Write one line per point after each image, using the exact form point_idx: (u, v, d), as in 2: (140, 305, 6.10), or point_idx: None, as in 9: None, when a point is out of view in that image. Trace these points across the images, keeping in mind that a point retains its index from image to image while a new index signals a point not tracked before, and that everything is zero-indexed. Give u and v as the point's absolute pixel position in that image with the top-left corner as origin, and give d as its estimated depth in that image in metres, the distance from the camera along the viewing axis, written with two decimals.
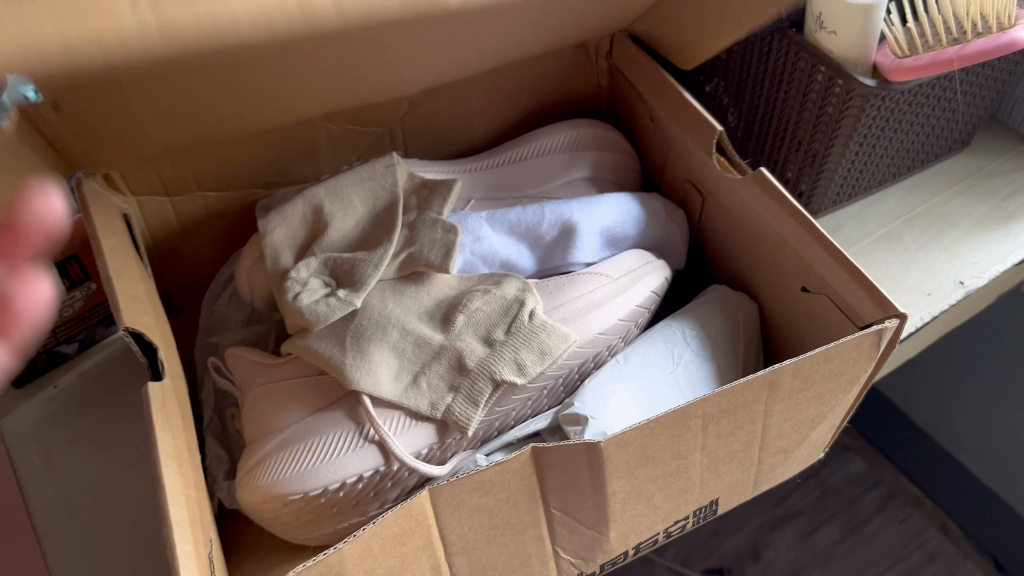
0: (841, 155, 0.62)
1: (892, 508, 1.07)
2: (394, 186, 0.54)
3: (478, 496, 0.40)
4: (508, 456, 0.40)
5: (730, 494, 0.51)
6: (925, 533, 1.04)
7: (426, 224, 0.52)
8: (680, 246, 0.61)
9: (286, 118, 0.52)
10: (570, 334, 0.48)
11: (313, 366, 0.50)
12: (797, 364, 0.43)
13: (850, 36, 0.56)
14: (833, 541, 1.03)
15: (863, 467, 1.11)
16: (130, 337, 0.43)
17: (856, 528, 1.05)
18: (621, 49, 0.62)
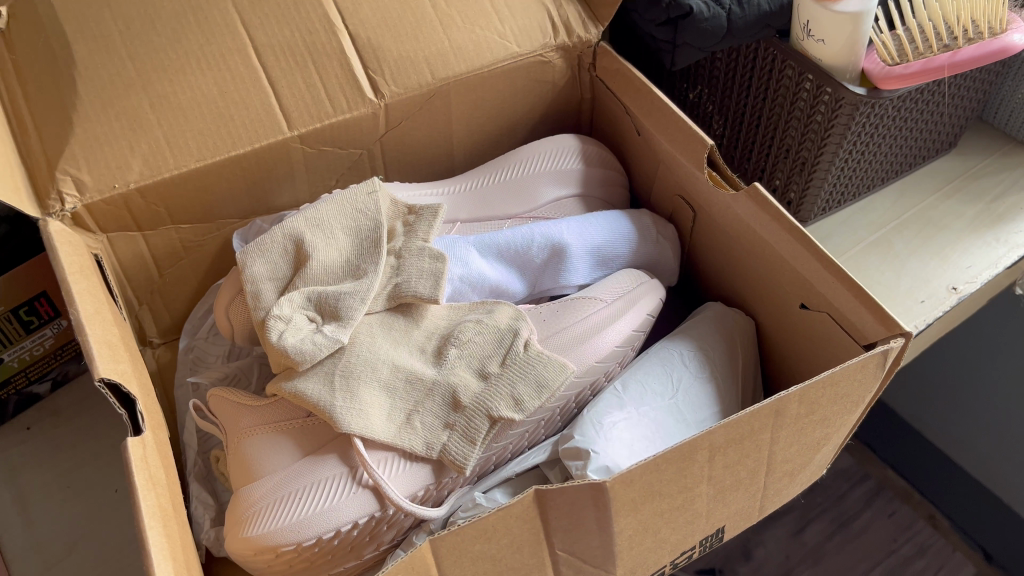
0: (830, 165, 0.61)
1: (880, 502, 1.05)
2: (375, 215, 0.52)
3: (480, 543, 0.38)
4: (511, 501, 0.38)
5: (735, 521, 0.49)
6: (914, 526, 1.02)
7: (413, 253, 0.50)
8: (671, 262, 0.60)
9: (249, 130, 0.51)
10: (567, 365, 0.47)
11: (301, 408, 0.48)
12: (803, 391, 0.42)
13: (837, 45, 0.54)
14: (824, 537, 1.01)
15: (849, 461, 1.09)
16: (106, 388, 0.41)
17: (845, 524, 1.02)
18: (605, 60, 0.60)
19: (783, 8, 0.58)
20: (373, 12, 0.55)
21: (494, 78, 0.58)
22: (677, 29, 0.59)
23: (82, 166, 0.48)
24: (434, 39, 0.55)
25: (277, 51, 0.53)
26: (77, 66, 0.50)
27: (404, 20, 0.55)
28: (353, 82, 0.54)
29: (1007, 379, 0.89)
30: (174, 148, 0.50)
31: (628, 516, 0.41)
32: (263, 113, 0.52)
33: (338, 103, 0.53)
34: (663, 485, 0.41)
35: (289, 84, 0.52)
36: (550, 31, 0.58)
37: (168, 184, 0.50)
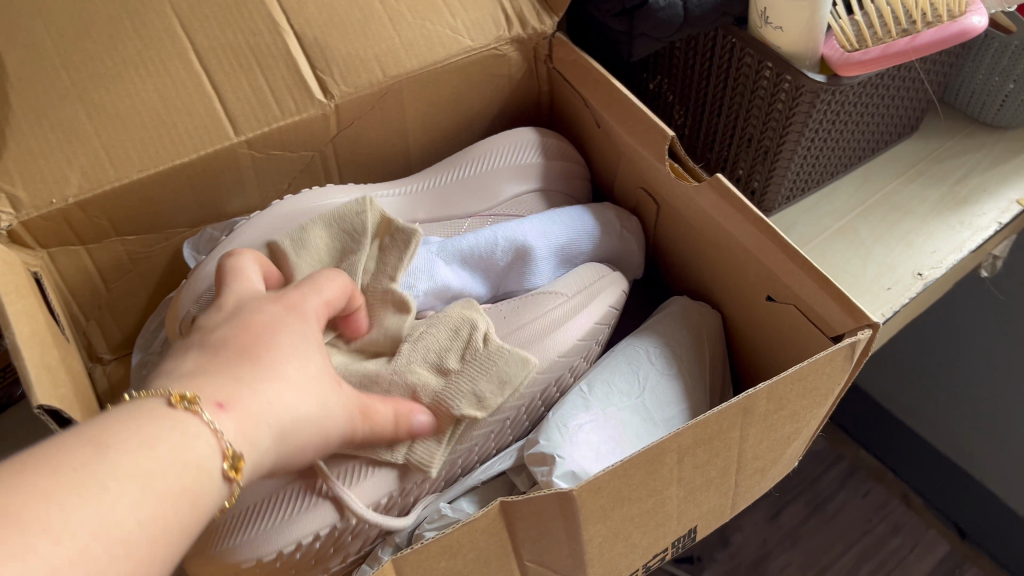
0: (793, 152, 0.60)
1: (854, 482, 1.04)
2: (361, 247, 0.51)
3: (444, 560, 0.37)
4: (475, 515, 0.37)
5: (707, 521, 0.49)
6: (888, 505, 1.02)
7: (377, 293, 0.50)
8: (635, 255, 0.58)
9: (192, 136, 0.49)
10: (528, 358, 0.47)
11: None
12: (770, 389, 0.41)
13: (794, 32, 0.54)
14: (800, 520, 1.00)
15: (822, 445, 1.09)
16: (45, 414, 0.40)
17: (820, 506, 1.02)
18: (561, 51, 0.58)
19: None
20: (319, 11, 0.53)
21: (449, 77, 0.56)
22: (634, 19, 0.57)
23: (15, 178, 0.46)
24: (383, 37, 0.54)
25: (221, 55, 0.51)
26: (8, 77, 0.47)
27: (353, 17, 0.54)
28: (301, 83, 0.52)
29: (973, 358, 0.90)
30: (112, 159, 0.48)
31: (597, 521, 0.40)
32: (207, 118, 0.50)
33: (285, 104, 0.51)
34: (632, 490, 0.40)
35: (234, 87, 0.51)
36: (503, 23, 0.57)
37: (107, 200, 0.48)
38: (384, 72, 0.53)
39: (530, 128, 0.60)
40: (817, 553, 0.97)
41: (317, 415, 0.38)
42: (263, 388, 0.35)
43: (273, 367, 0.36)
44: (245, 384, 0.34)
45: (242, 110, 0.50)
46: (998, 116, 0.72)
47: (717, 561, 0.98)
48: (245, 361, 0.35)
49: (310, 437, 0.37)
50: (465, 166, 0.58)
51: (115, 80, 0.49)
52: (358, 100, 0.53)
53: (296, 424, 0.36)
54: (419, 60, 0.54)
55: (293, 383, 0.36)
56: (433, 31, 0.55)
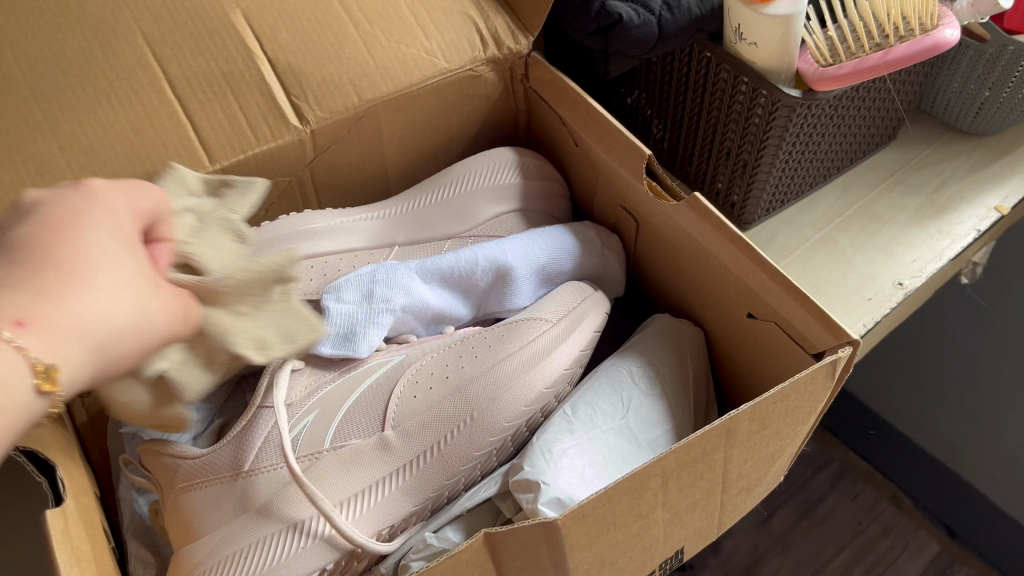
0: (771, 166, 0.60)
1: (843, 485, 1.04)
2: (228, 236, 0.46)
3: None
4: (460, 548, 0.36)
5: (694, 541, 0.48)
6: (877, 507, 1.02)
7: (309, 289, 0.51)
8: (615, 276, 0.58)
9: (166, 166, 0.49)
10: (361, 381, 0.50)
11: (237, 463, 0.47)
12: (753, 409, 0.41)
13: (770, 48, 0.54)
14: (790, 524, 1.00)
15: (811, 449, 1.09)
16: None
17: (811, 509, 1.01)
18: (537, 70, 0.58)
19: (715, 12, 0.56)
20: (293, 37, 0.53)
21: (426, 98, 0.56)
22: (609, 38, 0.57)
23: None
24: (358, 60, 0.53)
25: (194, 84, 0.51)
26: None
27: (327, 42, 0.53)
28: (276, 109, 0.51)
29: (957, 361, 0.90)
30: None
31: (583, 548, 0.40)
32: (181, 147, 0.49)
33: (261, 131, 0.51)
34: (618, 516, 0.40)
35: (208, 116, 0.50)
36: (478, 44, 0.56)
37: None
38: (359, 96, 0.53)
39: (509, 149, 0.59)
40: (808, 557, 0.97)
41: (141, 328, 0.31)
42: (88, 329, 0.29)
43: (80, 271, 0.30)
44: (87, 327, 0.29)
45: (216, 138, 0.50)
46: (974, 123, 0.73)
47: (709, 568, 0.97)
48: (48, 269, 0.29)
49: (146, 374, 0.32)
50: (441, 190, 0.57)
51: (87, 110, 0.48)
52: (333, 125, 0.53)
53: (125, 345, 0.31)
54: (395, 83, 0.54)
55: (108, 274, 0.31)
56: (409, 54, 0.55)
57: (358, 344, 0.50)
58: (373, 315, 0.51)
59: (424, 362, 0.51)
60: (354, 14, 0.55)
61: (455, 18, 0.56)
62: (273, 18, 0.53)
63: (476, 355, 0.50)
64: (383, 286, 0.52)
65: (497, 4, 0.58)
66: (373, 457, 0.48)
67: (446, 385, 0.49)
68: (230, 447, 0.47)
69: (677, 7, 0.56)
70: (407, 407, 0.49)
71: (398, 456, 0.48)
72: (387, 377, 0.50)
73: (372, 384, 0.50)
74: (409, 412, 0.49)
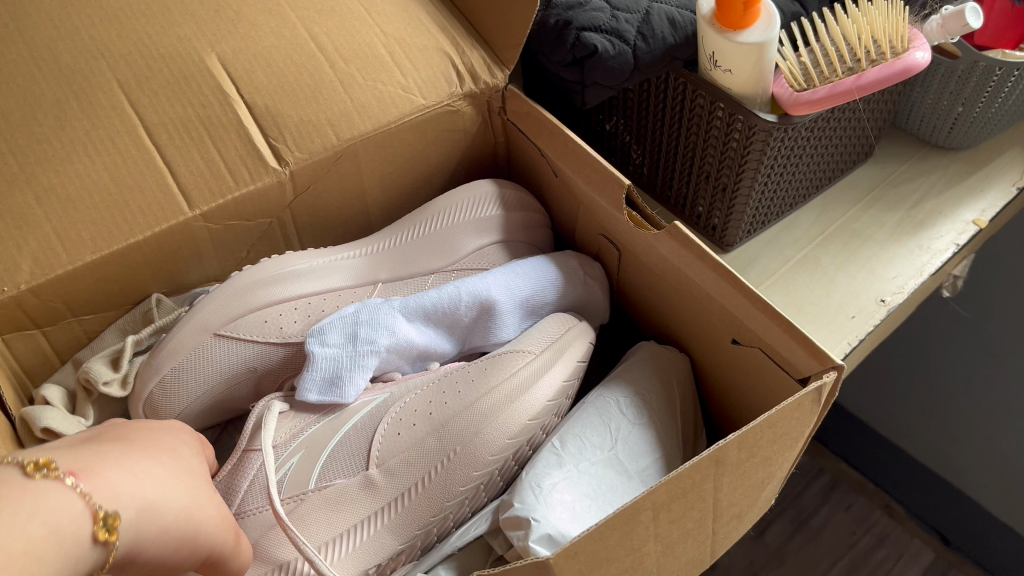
0: (750, 190, 0.61)
1: (837, 496, 1.03)
2: (170, 314, 0.54)
3: None
4: None
5: (689, 568, 0.48)
6: (871, 517, 1.01)
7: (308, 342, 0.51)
8: (600, 304, 0.58)
9: (144, 213, 0.49)
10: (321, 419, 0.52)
11: (227, 504, 0.47)
12: (740, 439, 0.41)
13: (744, 74, 0.54)
14: (784, 538, 0.98)
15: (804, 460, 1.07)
16: None
17: (805, 522, 1.00)
18: (514, 103, 0.58)
19: (690, 39, 0.56)
20: (269, 79, 0.53)
21: (405, 134, 0.56)
22: (585, 69, 0.57)
23: None
24: (335, 100, 0.53)
25: (171, 130, 0.51)
26: None
27: (303, 84, 0.53)
28: (254, 153, 0.51)
29: (944, 373, 0.90)
30: (64, 243, 0.47)
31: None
32: (159, 194, 0.49)
33: (239, 174, 0.51)
34: (610, 552, 0.40)
35: (186, 161, 0.50)
36: (455, 79, 0.57)
37: (56, 283, 0.47)
38: (336, 136, 0.53)
39: (487, 181, 0.59)
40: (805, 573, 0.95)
41: (186, 519, 0.39)
42: (164, 487, 0.39)
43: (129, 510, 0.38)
44: (149, 473, 0.39)
45: (193, 183, 0.50)
46: (949, 137, 0.73)
47: None
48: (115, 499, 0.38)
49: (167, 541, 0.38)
50: (422, 224, 0.57)
51: (62, 163, 0.48)
52: (312, 165, 0.53)
53: (166, 504, 0.38)
54: (373, 122, 0.54)
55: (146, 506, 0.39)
56: (384, 94, 0.55)
57: (345, 388, 0.51)
58: (357, 357, 0.51)
59: (407, 399, 0.51)
60: (328, 54, 0.55)
61: (431, 55, 0.57)
62: (248, 60, 0.53)
63: (460, 391, 0.50)
64: (366, 327, 0.52)
65: (473, 38, 0.58)
66: (359, 496, 0.48)
67: (429, 422, 0.49)
68: (219, 488, 0.48)
69: (652, 36, 0.56)
70: (391, 445, 0.49)
71: (384, 494, 0.48)
72: (371, 415, 0.50)
73: (356, 423, 0.50)
74: (394, 450, 0.49)
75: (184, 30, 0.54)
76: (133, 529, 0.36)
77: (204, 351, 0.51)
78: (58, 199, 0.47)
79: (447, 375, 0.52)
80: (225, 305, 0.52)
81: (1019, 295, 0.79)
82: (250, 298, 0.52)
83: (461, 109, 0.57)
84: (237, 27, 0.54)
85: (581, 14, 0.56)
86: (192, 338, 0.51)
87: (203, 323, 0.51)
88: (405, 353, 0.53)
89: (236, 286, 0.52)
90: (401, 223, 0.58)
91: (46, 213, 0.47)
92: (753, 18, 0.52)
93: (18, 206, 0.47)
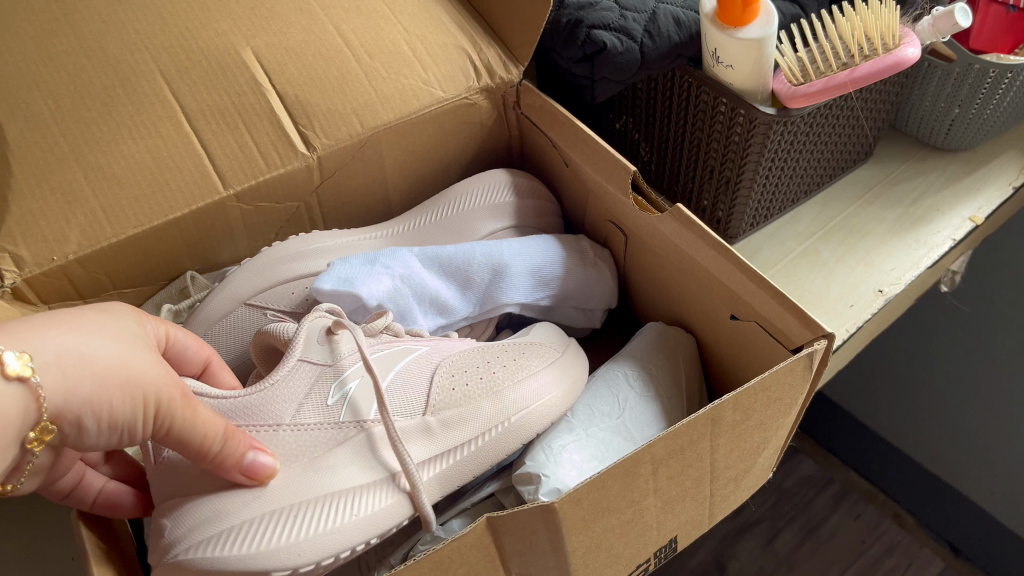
0: (752, 180, 0.64)
1: (846, 505, 1.02)
2: (204, 290, 0.58)
3: None
4: (464, 530, 0.38)
5: (688, 530, 0.51)
6: (881, 526, 1.00)
7: None
8: (608, 284, 0.62)
9: (182, 191, 0.52)
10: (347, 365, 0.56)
11: (279, 415, 0.47)
12: (736, 399, 0.43)
13: (745, 70, 0.57)
14: (794, 546, 0.98)
15: (814, 468, 1.07)
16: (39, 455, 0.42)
17: (813, 530, 1.00)
18: (528, 97, 0.62)
19: (694, 37, 0.60)
20: (299, 71, 0.57)
21: (425, 123, 0.60)
22: (595, 64, 0.61)
23: (15, 241, 0.49)
24: (360, 91, 0.57)
25: (209, 116, 0.54)
26: (11, 147, 0.51)
27: (331, 75, 0.57)
28: (285, 137, 0.55)
29: (946, 373, 0.92)
30: (108, 217, 0.51)
31: (581, 532, 0.42)
32: (197, 174, 0.53)
33: (271, 158, 0.55)
34: (612, 501, 0.42)
35: (222, 144, 0.54)
36: (472, 73, 0.60)
37: (99, 255, 0.51)
38: (361, 122, 0.57)
39: (503, 170, 0.63)
40: None
41: (117, 361, 0.38)
42: (81, 338, 0.38)
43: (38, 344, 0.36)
44: (63, 326, 0.37)
45: (229, 164, 0.54)
46: (947, 139, 0.76)
47: None
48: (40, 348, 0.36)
49: (95, 387, 0.37)
50: (441, 207, 0.61)
51: (107, 143, 0.52)
52: (338, 151, 0.56)
53: (95, 354, 0.37)
54: (396, 112, 0.58)
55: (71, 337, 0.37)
56: (406, 87, 0.58)
57: (358, 286, 0.53)
58: (375, 273, 0.54)
59: (453, 359, 0.53)
60: (355, 49, 0.59)
61: (451, 52, 0.61)
62: (280, 54, 0.57)
63: (506, 364, 0.54)
64: (385, 257, 0.55)
65: (490, 37, 0.62)
66: (417, 439, 0.49)
67: (482, 383, 0.52)
68: (267, 396, 0.47)
69: (658, 34, 0.59)
70: (446, 396, 0.51)
71: (439, 443, 0.50)
72: (419, 364, 0.52)
73: (407, 366, 0.51)
74: (449, 401, 0.51)
75: (221, 26, 0.58)
76: (51, 375, 0.35)
77: (234, 317, 0.55)
78: (102, 177, 0.51)
79: (491, 353, 0.55)
80: (252, 279, 0.55)
81: (1018, 294, 0.81)
82: (277, 272, 0.56)
83: (478, 101, 0.61)
84: (271, 24, 0.58)
85: (592, 14, 0.60)
86: (219, 307, 0.55)
87: (231, 293, 0.55)
88: (428, 301, 0.57)
89: (263, 260, 0.56)
90: (422, 208, 0.62)
91: (92, 190, 0.51)
92: (752, 16, 0.55)
93: (67, 182, 0.51)
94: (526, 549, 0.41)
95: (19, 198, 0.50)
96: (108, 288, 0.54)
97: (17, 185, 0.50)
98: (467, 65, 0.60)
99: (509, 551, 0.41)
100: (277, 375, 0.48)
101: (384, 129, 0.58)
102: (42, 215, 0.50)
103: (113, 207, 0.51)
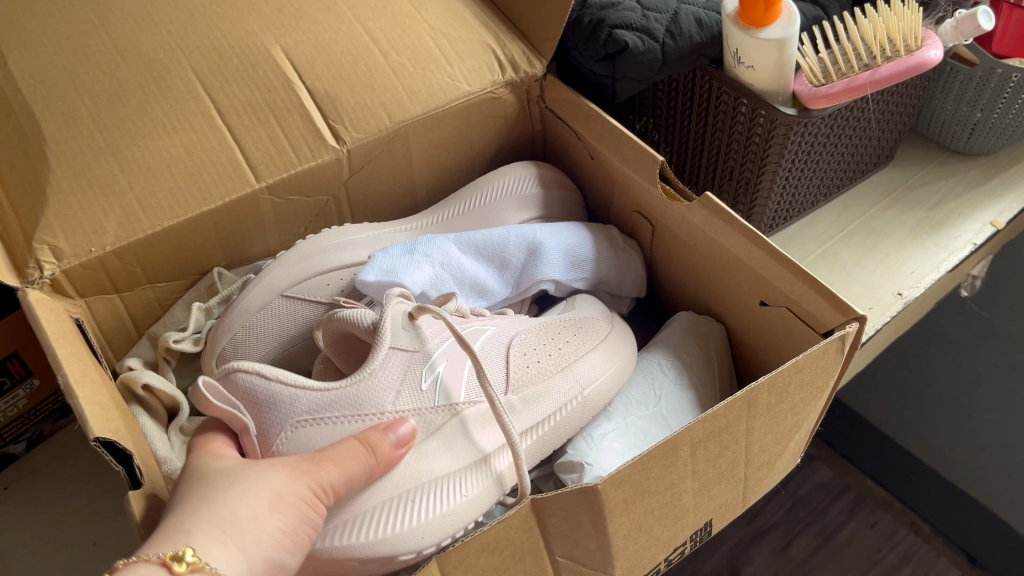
0: (772, 182, 0.64)
1: (862, 513, 1.02)
2: (234, 285, 0.59)
3: (484, 556, 0.39)
4: (510, 512, 0.38)
5: (722, 513, 0.51)
6: (896, 534, 1.00)
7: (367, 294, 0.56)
8: (638, 273, 0.63)
9: (217, 185, 0.53)
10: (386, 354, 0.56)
11: (381, 401, 0.47)
12: (771, 381, 0.43)
13: (766, 71, 0.58)
14: (810, 553, 0.97)
15: (831, 475, 1.07)
16: (102, 446, 0.42)
17: (829, 536, 0.99)
18: (553, 91, 0.62)
19: (716, 38, 0.60)
20: (328, 67, 0.58)
21: (450, 116, 0.60)
22: (616, 63, 0.61)
23: (54, 232, 0.50)
24: (388, 86, 0.58)
25: (240, 111, 0.55)
26: (48, 142, 0.53)
27: (359, 71, 0.58)
28: (315, 130, 0.56)
29: (964, 379, 0.92)
30: (144, 209, 0.52)
31: (623, 515, 0.42)
32: (229, 166, 0.54)
33: (301, 151, 0.55)
34: (653, 482, 0.42)
35: (254, 138, 0.55)
36: (497, 68, 0.61)
37: (134, 248, 0.52)
38: (390, 115, 0.57)
39: (529, 161, 0.64)
40: None
41: (270, 493, 0.38)
42: (220, 511, 0.36)
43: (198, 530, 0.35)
44: (194, 521, 0.36)
45: (260, 155, 0.55)
46: (968, 143, 0.76)
47: None
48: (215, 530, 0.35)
49: (273, 519, 0.37)
50: (471, 198, 0.62)
51: (142, 137, 0.53)
52: (367, 145, 0.57)
53: (243, 505, 0.37)
54: (425, 106, 0.58)
55: (223, 513, 0.36)
56: (434, 82, 0.59)
57: (401, 276, 0.54)
58: (413, 260, 0.55)
59: (520, 338, 0.54)
60: (382, 46, 0.60)
61: (478, 48, 0.61)
62: (309, 52, 0.58)
63: (569, 340, 0.56)
64: (423, 244, 0.56)
65: (515, 34, 0.63)
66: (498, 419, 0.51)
67: (551, 360, 0.54)
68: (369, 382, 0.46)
69: (679, 34, 0.60)
70: (523, 373, 0.52)
71: (526, 419, 0.51)
72: (494, 342, 0.52)
73: (483, 348, 0.51)
74: (526, 379, 0.52)
75: (251, 25, 0.59)
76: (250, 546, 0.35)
77: (271, 310, 0.56)
78: (138, 170, 0.52)
79: (551, 331, 0.56)
80: (289, 270, 0.56)
81: None
82: (312, 262, 0.56)
83: (502, 95, 0.61)
84: (299, 23, 0.59)
85: (614, 13, 0.61)
86: (256, 298, 0.55)
87: (267, 285, 0.56)
88: (471, 286, 0.57)
89: (296, 251, 0.57)
90: (450, 200, 0.63)
91: (128, 182, 0.52)
92: (775, 16, 0.55)
93: (104, 176, 0.52)
94: (567, 531, 0.41)
95: (56, 192, 0.51)
96: (143, 281, 0.55)
97: (54, 180, 0.51)
98: (491, 61, 0.61)
99: (552, 531, 0.41)
100: (374, 363, 0.47)
101: (410, 123, 0.58)
102: (80, 207, 0.51)
103: (149, 198, 0.52)
